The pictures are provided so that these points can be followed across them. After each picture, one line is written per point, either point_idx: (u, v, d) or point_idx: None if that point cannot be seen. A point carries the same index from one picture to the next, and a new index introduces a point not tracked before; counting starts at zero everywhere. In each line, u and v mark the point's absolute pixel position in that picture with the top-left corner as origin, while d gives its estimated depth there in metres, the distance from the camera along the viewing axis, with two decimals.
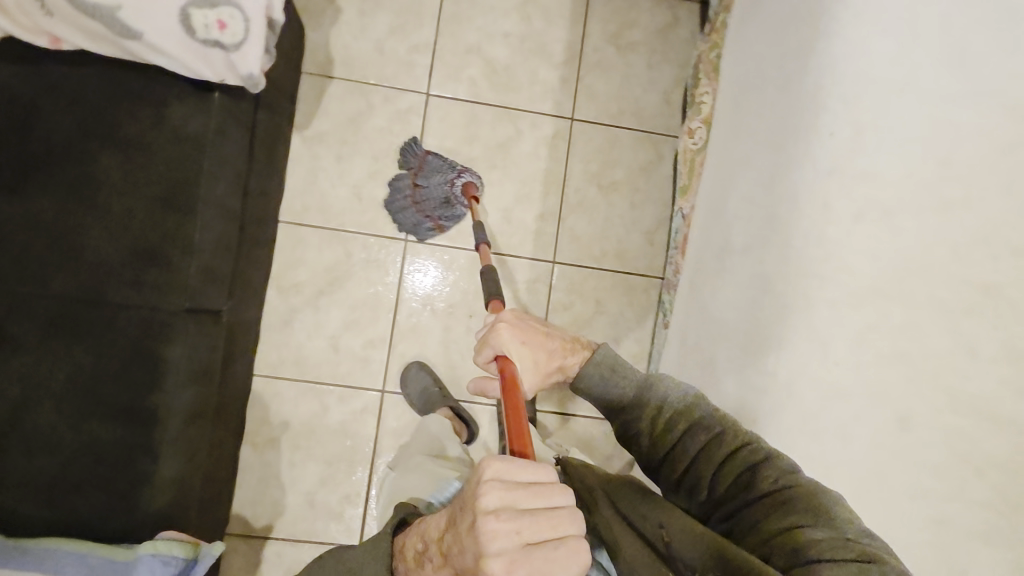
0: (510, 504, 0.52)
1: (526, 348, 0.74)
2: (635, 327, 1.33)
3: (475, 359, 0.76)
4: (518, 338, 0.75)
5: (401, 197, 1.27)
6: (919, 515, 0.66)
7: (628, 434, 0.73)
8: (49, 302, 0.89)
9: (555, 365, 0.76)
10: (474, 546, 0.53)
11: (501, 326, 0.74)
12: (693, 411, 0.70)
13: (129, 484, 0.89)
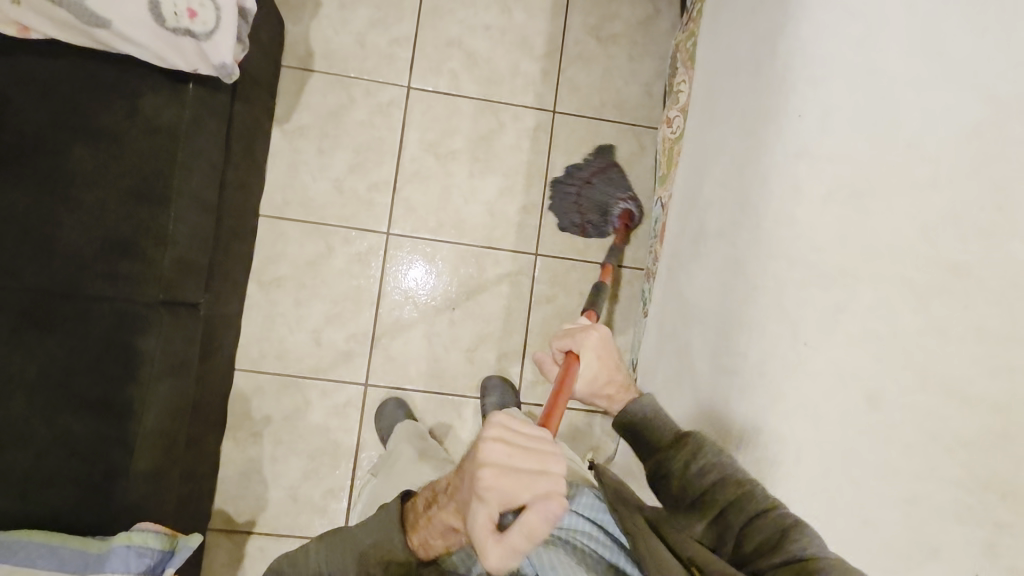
0: (508, 426, 0.54)
1: (596, 360, 0.83)
2: (619, 319, 1.33)
3: (554, 337, 0.88)
4: (597, 351, 0.84)
5: (569, 194, 1.31)
6: (890, 495, 0.66)
7: (657, 472, 0.68)
8: (22, 295, 0.88)
9: (606, 391, 0.84)
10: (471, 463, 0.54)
11: (594, 332, 0.84)
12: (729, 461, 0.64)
13: (103, 477, 0.88)
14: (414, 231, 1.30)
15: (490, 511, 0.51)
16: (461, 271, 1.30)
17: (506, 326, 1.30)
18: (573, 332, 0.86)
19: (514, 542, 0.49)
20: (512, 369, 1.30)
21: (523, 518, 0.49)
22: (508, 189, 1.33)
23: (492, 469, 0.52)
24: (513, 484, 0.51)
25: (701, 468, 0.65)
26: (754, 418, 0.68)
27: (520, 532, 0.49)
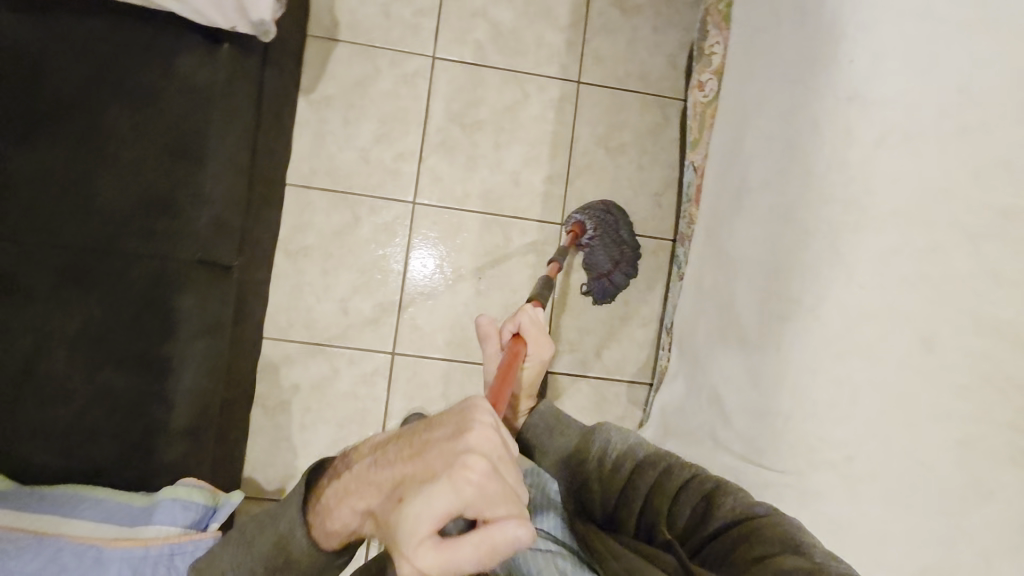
0: (497, 425, 0.48)
1: (537, 366, 0.91)
2: (644, 289, 1.33)
3: (524, 312, 0.91)
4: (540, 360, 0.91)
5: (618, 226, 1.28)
6: (944, 437, 0.67)
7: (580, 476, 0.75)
8: (61, 253, 0.87)
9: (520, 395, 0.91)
10: (450, 437, 0.47)
11: (550, 345, 0.91)
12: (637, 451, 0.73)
13: (143, 434, 0.89)
14: (440, 202, 1.30)
15: (448, 505, 0.42)
16: (488, 241, 1.30)
17: None
18: (538, 331, 0.91)
19: (458, 555, 0.41)
20: None
21: (484, 532, 0.42)
22: (533, 159, 1.33)
23: (482, 463, 0.43)
24: (491, 492, 0.43)
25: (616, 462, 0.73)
26: (807, 361, 0.68)
27: (469, 547, 0.41)
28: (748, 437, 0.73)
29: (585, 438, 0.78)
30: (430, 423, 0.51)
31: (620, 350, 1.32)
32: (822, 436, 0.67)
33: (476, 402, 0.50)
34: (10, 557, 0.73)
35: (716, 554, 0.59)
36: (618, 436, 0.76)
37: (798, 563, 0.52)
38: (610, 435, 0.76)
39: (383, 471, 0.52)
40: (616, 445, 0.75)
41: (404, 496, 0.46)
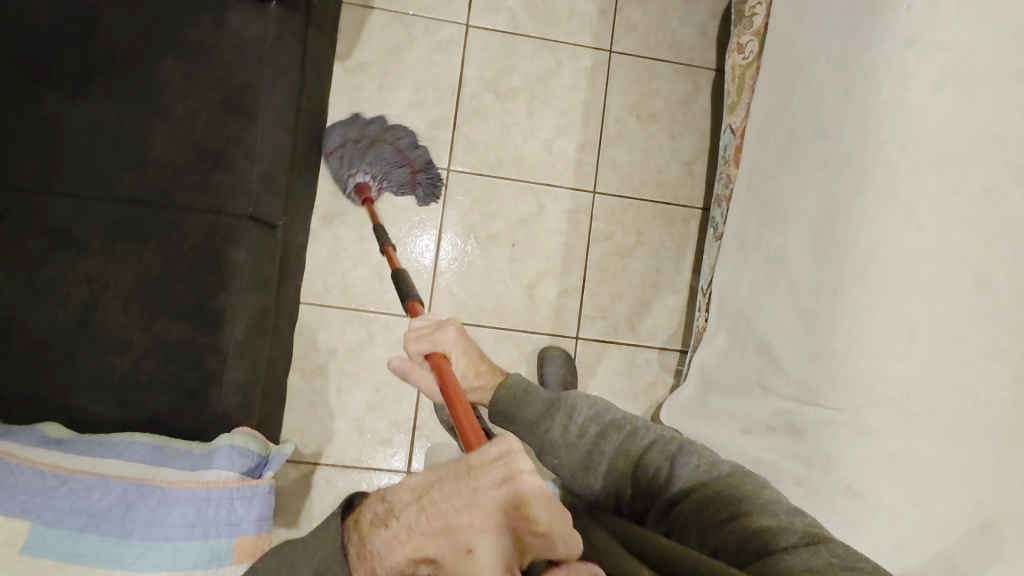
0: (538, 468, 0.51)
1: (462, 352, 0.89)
2: (675, 257, 1.34)
3: (411, 342, 0.88)
4: (461, 348, 0.88)
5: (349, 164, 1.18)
6: (1001, 375, 0.68)
7: (549, 450, 0.75)
8: (115, 207, 0.90)
9: (477, 382, 0.88)
10: (501, 490, 0.49)
11: (445, 330, 0.89)
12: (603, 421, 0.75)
13: (198, 383, 0.89)
14: (474, 169, 1.31)
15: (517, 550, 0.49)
16: (521, 208, 1.31)
17: (566, 262, 1.32)
18: (428, 331, 0.89)
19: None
20: (570, 306, 1.31)
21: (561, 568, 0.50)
22: (566, 127, 1.34)
23: (544, 512, 0.49)
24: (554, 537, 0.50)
25: (582, 432, 0.74)
26: (866, 301, 0.70)
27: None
28: (803, 380, 0.74)
29: (554, 405, 0.78)
30: (471, 471, 0.51)
31: (652, 317, 1.33)
32: (881, 373, 0.68)
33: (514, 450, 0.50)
34: (79, 496, 0.75)
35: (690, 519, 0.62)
36: (584, 403, 0.77)
37: (757, 523, 0.57)
38: (575, 403, 0.77)
39: (433, 518, 0.52)
40: (583, 413, 0.76)
41: (470, 547, 0.50)
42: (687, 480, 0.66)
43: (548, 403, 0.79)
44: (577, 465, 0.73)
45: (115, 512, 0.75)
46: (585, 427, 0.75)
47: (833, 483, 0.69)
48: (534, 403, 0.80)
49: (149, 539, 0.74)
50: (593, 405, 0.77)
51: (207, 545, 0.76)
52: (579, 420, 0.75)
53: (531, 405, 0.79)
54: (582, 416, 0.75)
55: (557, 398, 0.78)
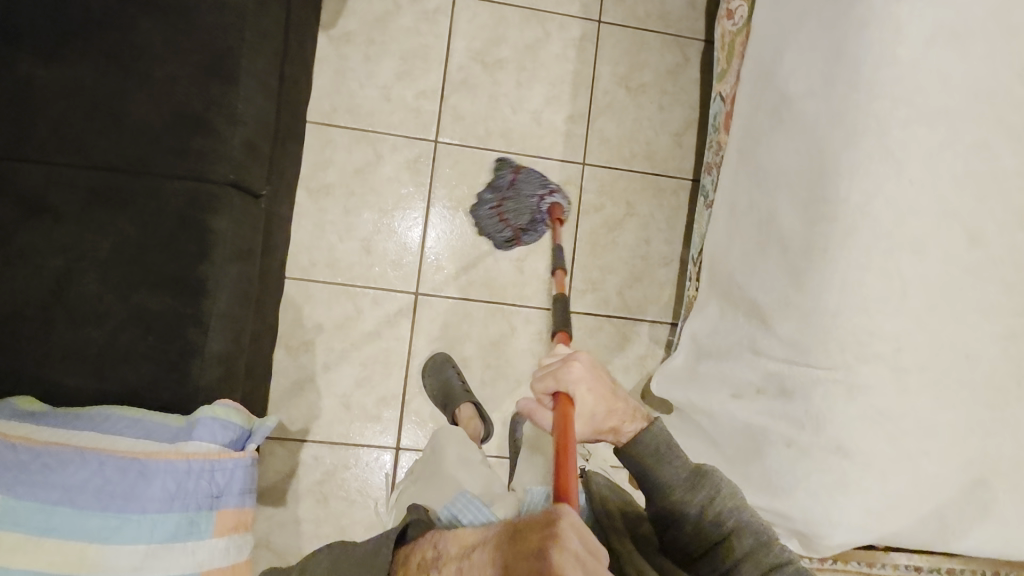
0: (584, 547, 0.49)
1: (594, 388, 0.76)
2: (665, 229, 1.34)
3: (534, 381, 0.78)
4: (590, 384, 0.76)
5: (486, 211, 1.24)
6: (991, 330, 0.69)
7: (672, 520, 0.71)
8: (91, 174, 0.87)
9: (610, 424, 0.76)
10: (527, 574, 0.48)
11: (573, 369, 0.75)
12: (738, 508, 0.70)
13: (179, 354, 0.87)
14: (462, 141, 1.28)
15: None
16: None
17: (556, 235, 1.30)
18: (553, 368, 0.77)
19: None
20: (560, 279, 1.30)
21: None
22: (555, 99, 1.32)
23: None
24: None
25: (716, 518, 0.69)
26: (859, 258, 0.69)
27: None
28: (794, 341, 0.73)
29: (693, 479, 0.72)
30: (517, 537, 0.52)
31: (642, 290, 1.32)
32: (872, 331, 0.68)
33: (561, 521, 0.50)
34: (53, 470, 0.72)
35: None
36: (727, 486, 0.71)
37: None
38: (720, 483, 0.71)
39: None
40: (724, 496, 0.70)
41: None
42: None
43: (691, 475, 0.73)
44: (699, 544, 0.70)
45: (90, 486, 0.72)
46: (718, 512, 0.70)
47: (824, 442, 0.68)
48: (675, 467, 0.73)
49: (127, 512, 0.72)
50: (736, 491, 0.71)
51: (187, 518, 0.74)
52: (720, 505, 0.70)
53: (671, 471, 0.73)
54: (725, 503, 0.70)
55: (701, 469, 0.73)
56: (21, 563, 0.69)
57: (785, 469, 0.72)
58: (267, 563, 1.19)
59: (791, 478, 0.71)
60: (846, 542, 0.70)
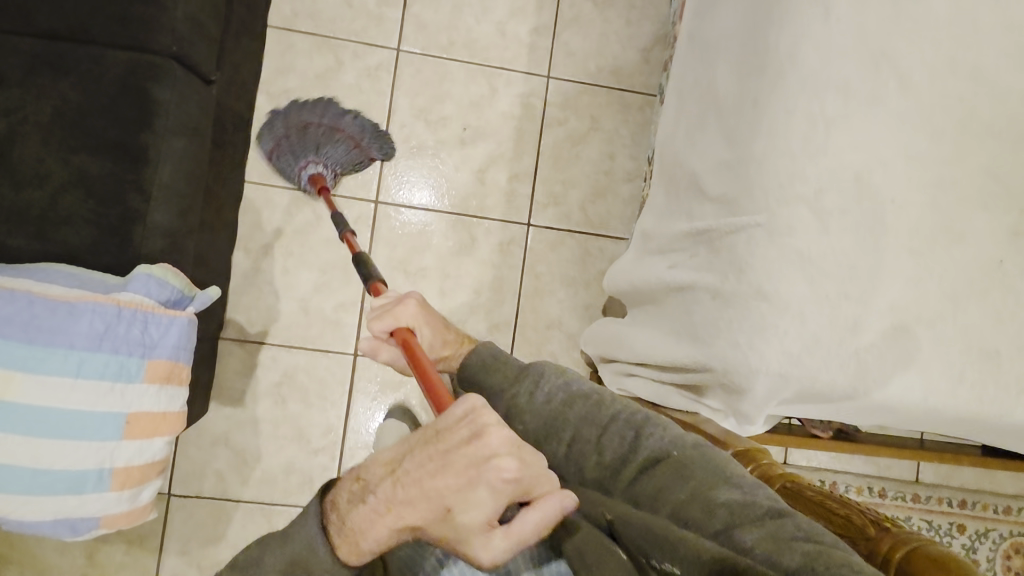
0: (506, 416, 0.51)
1: (426, 323, 0.87)
2: (630, 145, 1.32)
3: (372, 324, 0.84)
4: (425, 319, 0.87)
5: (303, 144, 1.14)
6: (921, 175, 0.68)
7: (511, 414, 0.75)
8: (34, 41, 0.87)
9: (446, 352, 0.89)
10: (468, 447, 0.49)
11: (409, 301, 0.86)
12: (569, 388, 0.74)
13: (119, 221, 0.87)
14: (425, 50, 1.28)
15: (496, 504, 0.49)
16: (473, 91, 1.29)
17: (518, 147, 1.29)
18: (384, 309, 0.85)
19: (521, 535, 0.50)
20: (522, 191, 1.29)
21: (537, 511, 0.50)
22: (520, 10, 1.31)
23: (515, 464, 0.48)
24: (530, 480, 0.49)
25: (546, 399, 0.74)
26: (784, 103, 0.69)
27: (529, 526, 0.50)
28: (725, 194, 0.73)
29: (522, 373, 0.77)
30: (439, 435, 0.51)
31: (605, 206, 1.31)
32: (795, 171, 0.67)
33: (478, 408, 0.50)
34: None
35: (656, 485, 0.62)
36: (549, 371, 0.76)
37: (728, 494, 0.58)
38: (543, 368, 0.76)
39: (405, 490, 0.51)
40: (549, 379, 0.75)
41: (449, 510, 0.49)
42: (652, 446, 0.65)
43: (516, 369, 0.78)
44: (544, 431, 0.72)
45: (18, 318, 0.71)
46: (549, 392, 0.74)
47: (746, 285, 0.68)
48: (505, 370, 0.79)
49: (53, 345, 0.71)
50: (562, 374, 0.76)
51: (116, 360, 0.74)
52: (546, 387, 0.75)
53: (503, 372, 0.78)
54: (548, 383, 0.75)
55: (524, 367, 0.77)
56: None
57: (711, 320, 0.72)
58: (227, 461, 1.22)
59: (716, 328, 0.71)
60: (771, 392, 0.69)
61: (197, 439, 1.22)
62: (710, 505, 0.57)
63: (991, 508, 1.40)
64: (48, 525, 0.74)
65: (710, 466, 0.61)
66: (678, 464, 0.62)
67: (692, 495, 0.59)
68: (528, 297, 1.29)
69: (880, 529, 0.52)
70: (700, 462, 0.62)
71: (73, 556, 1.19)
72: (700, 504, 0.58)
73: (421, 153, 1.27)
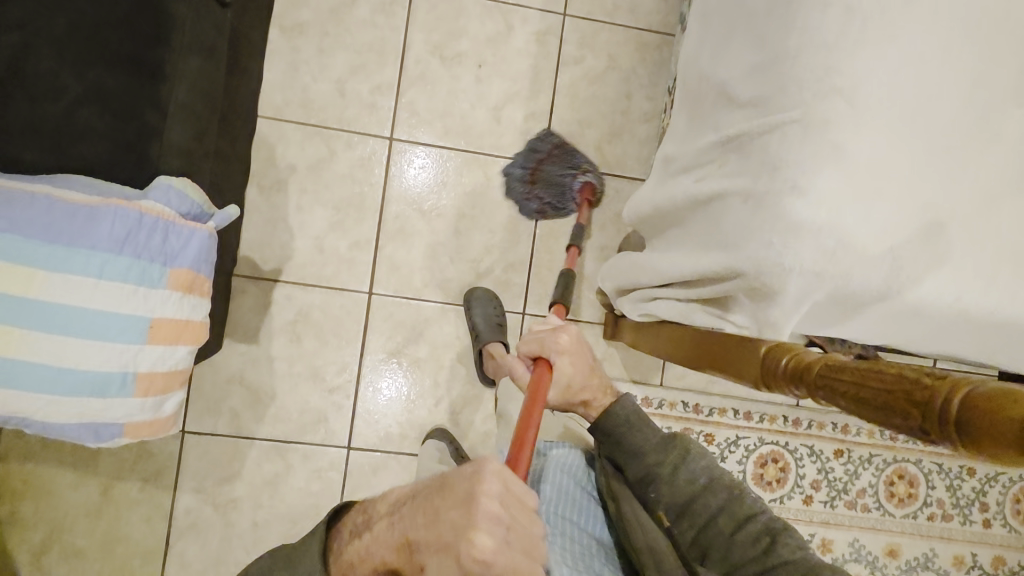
0: (511, 489, 0.58)
1: (568, 359, 0.93)
2: (647, 85, 1.31)
3: (523, 345, 0.97)
4: (570, 354, 0.94)
5: (524, 183, 1.25)
6: (959, 72, 0.67)
7: (650, 477, 0.88)
8: None
9: (583, 398, 0.94)
10: (462, 515, 0.56)
11: (563, 337, 0.94)
12: (712, 468, 0.88)
13: (137, 136, 0.87)
14: None
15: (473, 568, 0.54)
16: (489, 28, 1.27)
17: (534, 85, 1.28)
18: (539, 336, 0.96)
19: None
20: (538, 130, 1.28)
21: None
22: None
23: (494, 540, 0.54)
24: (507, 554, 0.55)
25: (690, 475, 0.87)
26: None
27: None
28: (755, 99, 0.73)
29: (669, 444, 0.90)
30: (444, 489, 0.58)
31: (622, 146, 1.30)
32: (831, 66, 0.66)
33: (485, 473, 0.57)
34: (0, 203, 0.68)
35: None
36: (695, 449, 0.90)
37: None
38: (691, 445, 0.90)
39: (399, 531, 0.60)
40: (694, 456, 0.89)
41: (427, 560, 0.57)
42: (784, 554, 0.79)
43: (663, 439, 0.90)
44: (682, 504, 0.86)
45: (38, 220, 0.69)
46: (690, 467, 0.88)
47: (780, 183, 0.68)
48: (649, 432, 0.91)
49: (76, 246, 0.70)
50: (704, 458, 0.89)
51: (139, 265, 0.73)
52: (691, 464, 0.88)
53: (646, 434, 0.90)
54: (695, 464, 0.88)
55: (672, 435, 0.91)
56: None
57: (742, 224, 0.72)
58: (241, 399, 1.22)
59: (747, 229, 0.71)
60: (802, 295, 0.68)
61: (212, 376, 1.21)
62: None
63: None
64: (72, 428, 0.74)
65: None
66: (811, 574, 0.76)
67: None
68: (544, 238, 1.29)
69: (923, 375, 0.51)
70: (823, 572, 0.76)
71: (88, 492, 1.18)
72: None
73: (436, 89, 1.25)
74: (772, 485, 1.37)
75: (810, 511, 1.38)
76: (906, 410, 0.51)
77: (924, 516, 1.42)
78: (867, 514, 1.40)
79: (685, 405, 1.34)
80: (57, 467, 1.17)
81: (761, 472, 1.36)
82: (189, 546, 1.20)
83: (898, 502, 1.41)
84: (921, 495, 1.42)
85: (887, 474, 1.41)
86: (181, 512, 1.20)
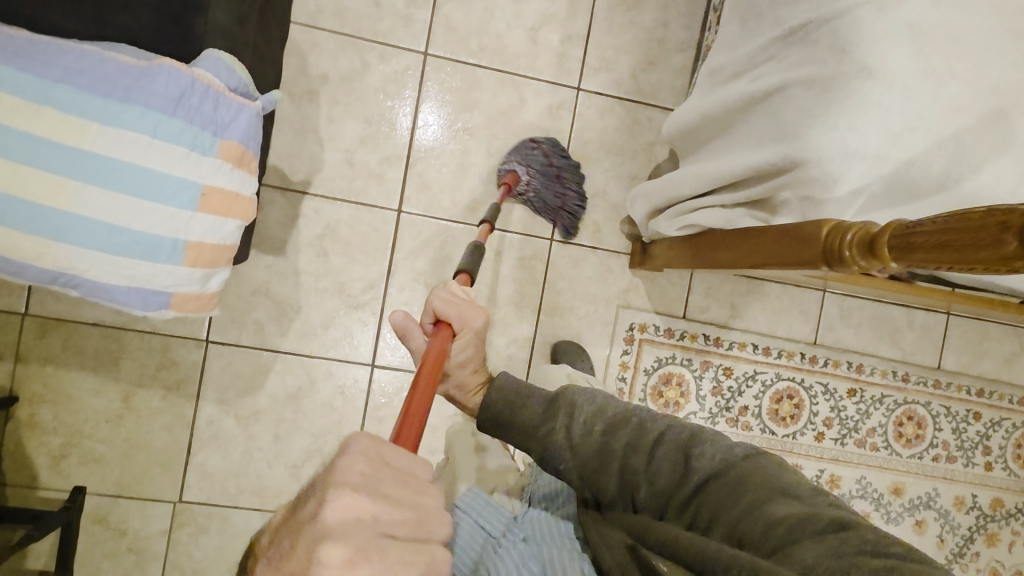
0: (385, 471, 0.39)
1: (472, 342, 0.80)
2: (684, 14, 1.30)
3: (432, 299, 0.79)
4: (474, 337, 0.80)
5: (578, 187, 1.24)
6: None
7: (553, 451, 0.73)
8: None
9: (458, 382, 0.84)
10: (307, 533, 0.36)
11: (478, 314, 0.80)
12: (608, 408, 0.76)
13: (182, 8, 0.81)
14: None
15: None
16: None
17: (571, 7, 1.27)
18: (459, 302, 0.79)
19: None
20: (574, 54, 1.27)
21: None
22: None
23: (344, 551, 0.34)
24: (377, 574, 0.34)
25: (586, 424, 0.74)
26: None
27: None
28: None
29: (554, 401, 0.77)
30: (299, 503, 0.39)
31: (656, 75, 1.30)
32: None
33: (345, 462, 0.38)
34: (55, 52, 0.68)
35: (713, 499, 0.64)
36: (582, 396, 0.77)
37: (788, 509, 0.59)
38: (576, 395, 0.77)
39: None
40: (585, 404, 0.76)
41: None
42: (703, 468, 0.66)
43: (547, 401, 0.77)
44: (592, 457, 0.72)
45: (91, 72, 0.68)
46: (585, 416, 0.75)
47: (849, 65, 0.68)
48: (530, 405, 0.77)
49: (130, 102, 0.69)
50: (593, 400, 0.77)
51: (191, 130, 0.72)
52: (583, 414, 0.75)
53: (530, 409, 0.76)
54: (585, 411, 0.75)
55: (556, 393, 0.78)
56: (22, 126, 0.66)
57: (804, 110, 0.72)
58: (267, 311, 1.21)
59: (811, 117, 0.71)
60: (863, 180, 0.69)
61: (236, 287, 1.19)
62: (761, 501, 0.61)
63: (1006, 398, 1.47)
64: (121, 293, 0.74)
65: (762, 482, 0.64)
66: (739, 485, 0.64)
67: (749, 509, 0.61)
68: None
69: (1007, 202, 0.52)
70: (754, 478, 0.64)
71: (109, 398, 1.17)
72: (753, 506, 0.61)
73: (473, 5, 1.24)
74: (786, 421, 1.38)
75: (821, 448, 1.40)
76: (999, 239, 0.51)
77: (929, 457, 1.44)
78: (877, 452, 1.42)
79: (706, 338, 1.35)
80: (77, 371, 1.16)
81: (776, 408, 1.38)
82: (211, 456, 1.20)
83: (906, 443, 1.43)
84: (928, 436, 1.44)
85: (897, 415, 1.43)
86: (203, 422, 1.19)
